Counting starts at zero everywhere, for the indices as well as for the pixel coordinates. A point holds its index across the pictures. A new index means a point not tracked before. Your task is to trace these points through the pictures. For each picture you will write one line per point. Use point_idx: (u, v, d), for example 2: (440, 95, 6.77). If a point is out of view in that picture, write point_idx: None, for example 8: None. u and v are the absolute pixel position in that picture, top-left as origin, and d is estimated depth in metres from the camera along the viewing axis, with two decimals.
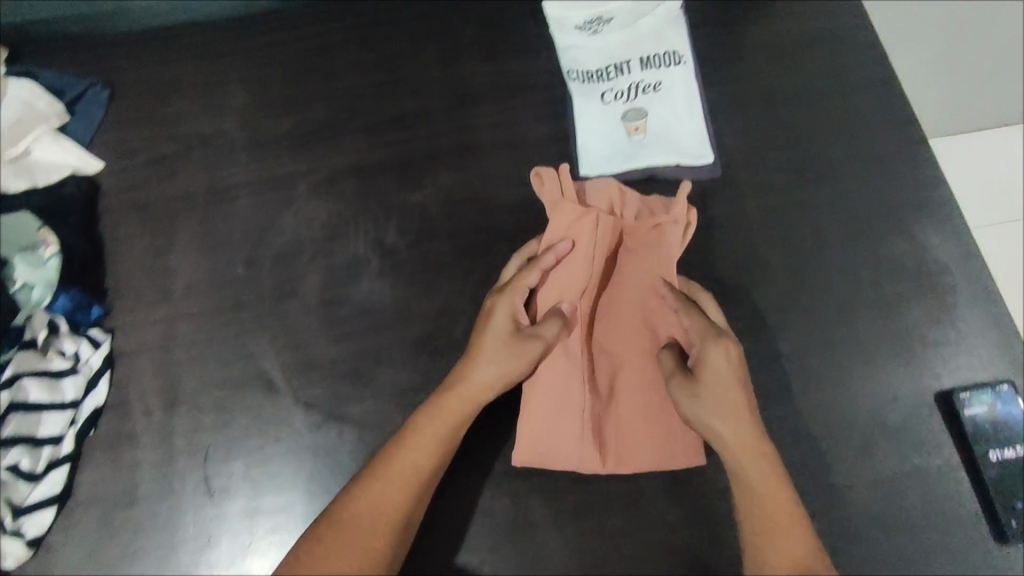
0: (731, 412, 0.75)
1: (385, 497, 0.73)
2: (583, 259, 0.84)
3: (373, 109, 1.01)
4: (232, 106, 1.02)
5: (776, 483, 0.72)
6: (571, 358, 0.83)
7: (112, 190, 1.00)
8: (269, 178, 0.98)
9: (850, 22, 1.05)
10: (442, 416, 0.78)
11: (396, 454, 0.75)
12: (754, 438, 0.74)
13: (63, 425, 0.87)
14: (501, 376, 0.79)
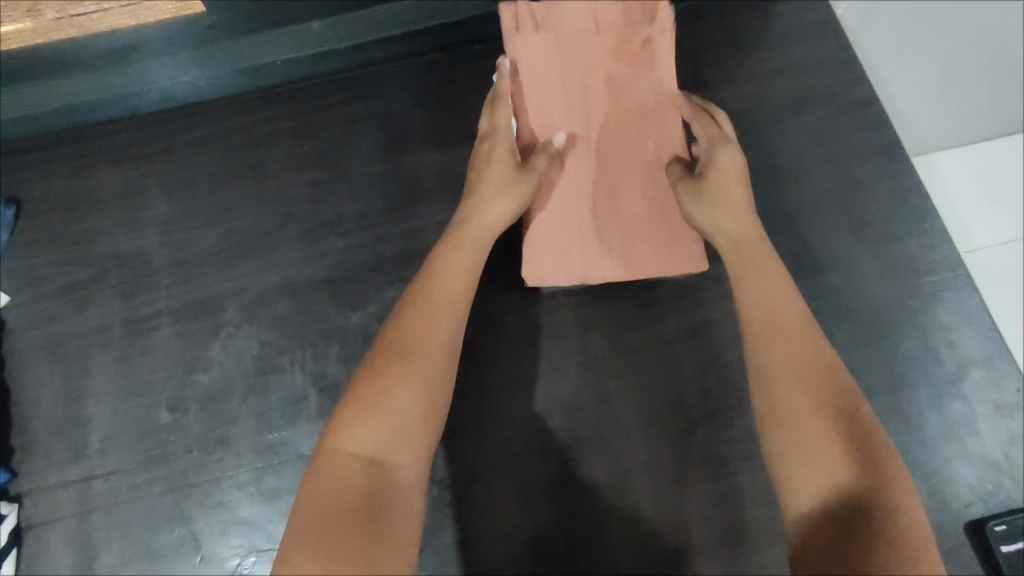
0: (771, 299, 0.49)
1: (410, 386, 0.45)
2: (567, 83, 0.58)
3: (322, 177, 0.73)
4: (149, 210, 0.73)
5: (830, 392, 0.44)
6: (571, 196, 0.60)
7: (19, 327, 0.69)
8: (197, 302, 0.69)
9: (808, 23, 0.76)
10: (454, 276, 0.52)
11: (397, 342, 0.47)
12: (803, 336, 0.47)
13: None
14: (513, 206, 0.55)
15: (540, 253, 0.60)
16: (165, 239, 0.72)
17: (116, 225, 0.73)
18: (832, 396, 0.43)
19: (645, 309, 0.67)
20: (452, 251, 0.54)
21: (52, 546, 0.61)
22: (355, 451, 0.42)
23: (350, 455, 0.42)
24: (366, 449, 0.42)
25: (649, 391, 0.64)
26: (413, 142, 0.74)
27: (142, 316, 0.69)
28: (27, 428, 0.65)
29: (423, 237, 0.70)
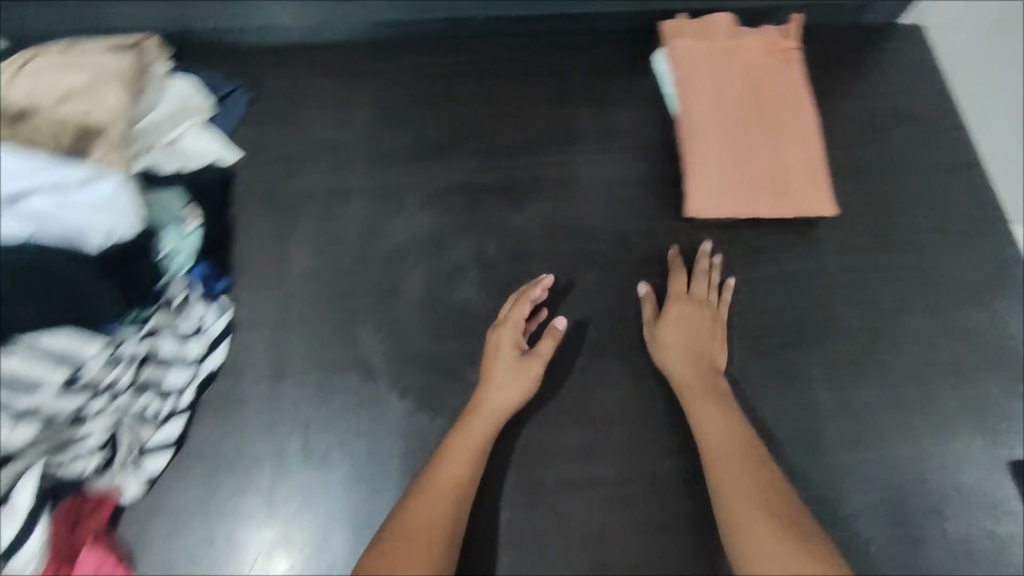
0: (733, 438, 0.66)
1: (422, 548, 0.59)
2: (718, 63, 0.86)
3: (500, 112, 0.89)
4: (355, 111, 0.89)
5: (771, 497, 0.60)
6: (714, 131, 0.83)
7: (243, 179, 0.85)
8: (389, 184, 0.84)
9: (919, 56, 0.91)
10: (458, 459, 0.66)
11: (407, 518, 0.61)
12: (750, 450, 0.65)
13: (185, 378, 0.72)
14: (501, 409, 0.69)
15: (690, 165, 0.82)
16: (366, 135, 0.87)
17: (328, 117, 0.88)
18: (774, 503, 0.59)
19: (752, 250, 0.81)
20: (464, 431, 0.68)
21: (257, 345, 0.76)
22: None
23: None
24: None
25: (749, 316, 0.78)
26: (577, 99, 0.90)
27: (344, 188, 0.84)
28: (244, 255, 0.80)
29: (577, 170, 0.86)
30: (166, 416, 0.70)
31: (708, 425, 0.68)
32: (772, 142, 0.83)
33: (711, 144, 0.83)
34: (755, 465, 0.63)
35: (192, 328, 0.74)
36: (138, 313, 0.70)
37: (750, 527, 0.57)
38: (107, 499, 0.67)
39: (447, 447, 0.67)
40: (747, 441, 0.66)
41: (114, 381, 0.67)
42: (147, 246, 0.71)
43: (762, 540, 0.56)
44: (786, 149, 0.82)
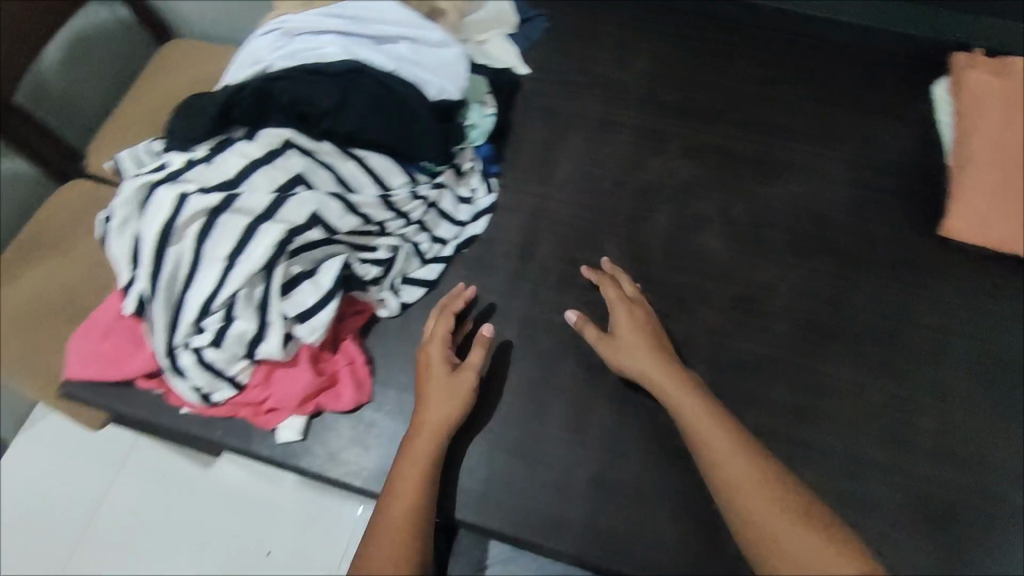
0: (710, 440, 0.61)
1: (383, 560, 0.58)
2: (1013, 101, 0.84)
3: (770, 94, 0.94)
4: (636, 59, 0.96)
5: (792, 515, 0.55)
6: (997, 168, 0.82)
7: (527, 90, 0.94)
8: (655, 129, 0.91)
9: None
10: (407, 483, 0.64)
11: (372, 542, 0.60)
12: (727, 441, 0.60)
13: (451, 234, 0.80)
14: (440, 422, 0.67)
15: (959, 199, 0.82)
16: (641, 82, 0.95)
17: (609, 59, 0.96)
18: (779, 491, 0.57)
19: (994, 286, 0.82)
20: (410, 452, 0.65)
21: (512, 227, 0.83)
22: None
23: None
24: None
25: (980, 342, 0.78)
26: (845, 100, 0.93)
27: (613, 121, 0.92)
28: (516, 150, 0.89)
29: (831, 166, 0.89)
30: (429, 259, 0.79)
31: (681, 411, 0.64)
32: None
33: (985, 172, 0.82)
34: (738, 452, 0.59)
35: (466, 195, 0.82)
36: (434, 167, 0.78)
37: (773, 535, 0.54)
38: (365, 309, 0.76)
39: (405, 452, 0.66)
40: (725, 431, 0.61)
41: (410, 213, 0.75)
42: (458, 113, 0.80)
43: (789, 533, 0.54)
44: None
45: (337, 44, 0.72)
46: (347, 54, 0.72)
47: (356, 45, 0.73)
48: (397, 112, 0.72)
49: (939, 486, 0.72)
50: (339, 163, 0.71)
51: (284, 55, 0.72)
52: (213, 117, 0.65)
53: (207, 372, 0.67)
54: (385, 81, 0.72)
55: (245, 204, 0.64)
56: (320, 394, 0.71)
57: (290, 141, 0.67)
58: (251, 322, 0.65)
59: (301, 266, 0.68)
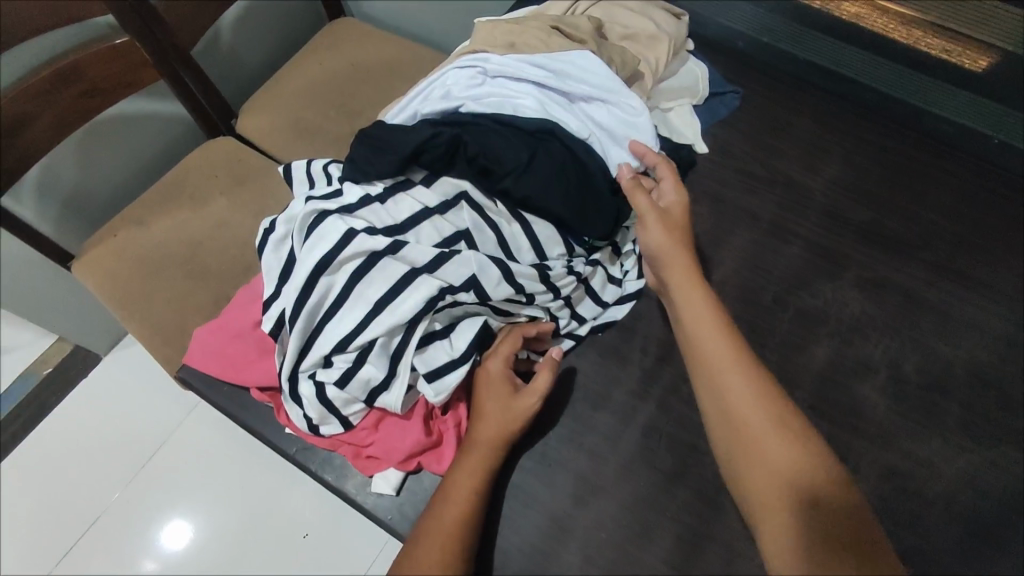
0: (758, 410, 0.59)
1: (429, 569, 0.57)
2: None
3: (973, 238, 0.83)
4: (826, 164, 0.89)
5: (775, 439, 0.57)
6: None
7: (700, 173, 0.88)
8: (830, 246, 0.83)
9: None
10: (456, 496, 0.61)
11: (412, 552, 0.59)
12: (769, 425, 0.58)
13: (591, 314, 0.75)
14: (497, 441, 0.64)
15: None
16: (828, 192, 0.86)
17: (798, 158, 0.89)
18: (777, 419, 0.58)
19: None
20: (461, 467, 0.63)
21: (654, 317, 0.77)
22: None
23: None
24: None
25: None
26: None
27: (787, 228, 0.84)
28: None
29: None
30: (562, 334, 0.74)
31: (730, 384, 0.61)
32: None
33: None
34: (784, 435, 0.57)
35: (617, 276, 0.76)
36: (591, 241, 0.74)
37: (752, 445, 0.58)
38: None
39: (457, 459, 0.64)
40: (771, 410, 0.59)
41: (560, 287, 0.70)
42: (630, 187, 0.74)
43: (772, 454, 0.57)
44: None
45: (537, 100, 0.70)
46: (544, 112, 0.69)
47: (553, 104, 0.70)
48: (579, 180, 0.68)
49: None
50: (503, 225, 0.68)
51: (480, 97, 0.70)
52: (402, 155, 0.63)
53: (322, 406, 0.64)
54: (575, 147, 0.69)
55: (409, 253, 0.62)
56: (422, 453, 0.67)
57: (464, 195, 0.66)
58: (379, 370, 0.62)
59: (440, 323, 0.66)
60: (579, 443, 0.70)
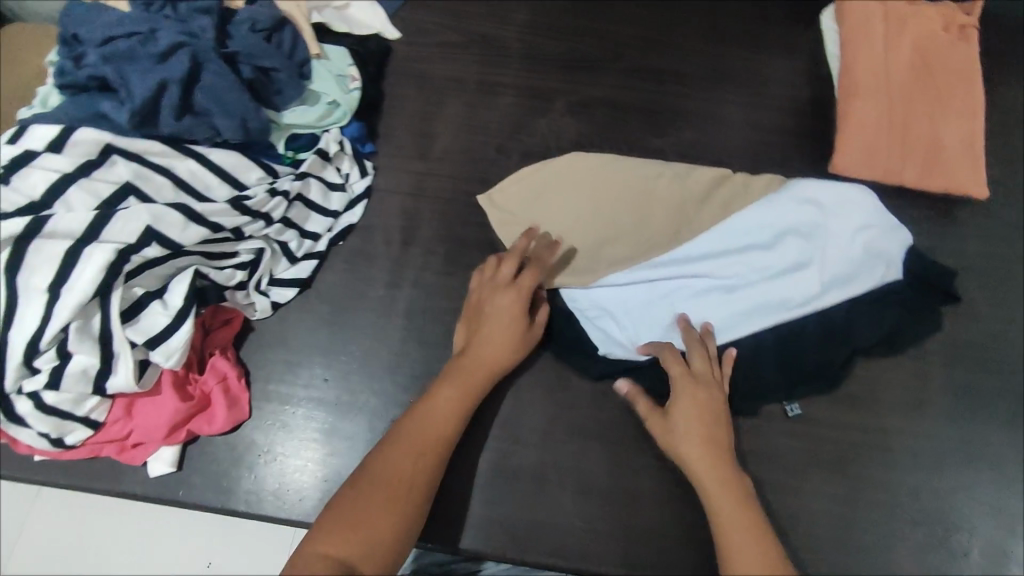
0: (700, 459, 0.61)
1: (388, 507, 0.56)
2: (880, 41, 0.83)
3: (656, 37, 0.89)
4: (515, 10, 0.89)
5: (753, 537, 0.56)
6: (872, 106, 0.81)
7: (399, 56, 0.86)
8: (537, 86, 0.86)
9: None
10: (444, 418, 0.62)
11: (373, 467, 0.58)
12: (740, 492, 0.59)
13: (323, 227, 0.74)
14: (499, 353, 0.66)
15: (848, 141, 0.80)
16: (523, 38, 0.88)
17: (486, 14, 0.89)
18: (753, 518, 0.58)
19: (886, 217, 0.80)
20: (451, 389, 0.63)
21: (390, 209, 0.78)
22: (332, 552, 0.53)
23: (330, 559, 0.52)
24: (343, 552, 0.53)
25: None
26: (733, 39, 0.89)
27: (493, 82, 0.85)
28: (391, 126, 0.82)
29: (722, 110, 0.86)
30: (302, 256, 0.73)
31: (686, 448, 0.62)
32: (929, 116, 0.81)
33: (868, 102, 0.81)
34: (737, 497, 0.59)
35: (337, 181, 0.75)
36: (295, 154, 0.73)
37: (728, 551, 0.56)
38: (234, 316, 0.71)
39: (444, 381, 0.64)
40: (739, 504, 0.59)
41: (269, 213, 0.69)
42: (299, 85, 0.72)
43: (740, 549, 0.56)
44: (946, 129, 0.80)
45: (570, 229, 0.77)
46: (745, 283, 0.73)
47: (767, 282, 0.73)
48: (222, 80, 0.64)
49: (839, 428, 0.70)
50: (174, 165, 0.64)
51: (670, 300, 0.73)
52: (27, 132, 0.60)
53: (52, 416, 0.61)
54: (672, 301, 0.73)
55: (58, 226, 0.58)
56: (191, 419, 0.66)
57: (110, 149, 0.61)
58: (93, 356, 0.59)
59: (143, 288, 0.62)
60: (351, 350, 0.72)
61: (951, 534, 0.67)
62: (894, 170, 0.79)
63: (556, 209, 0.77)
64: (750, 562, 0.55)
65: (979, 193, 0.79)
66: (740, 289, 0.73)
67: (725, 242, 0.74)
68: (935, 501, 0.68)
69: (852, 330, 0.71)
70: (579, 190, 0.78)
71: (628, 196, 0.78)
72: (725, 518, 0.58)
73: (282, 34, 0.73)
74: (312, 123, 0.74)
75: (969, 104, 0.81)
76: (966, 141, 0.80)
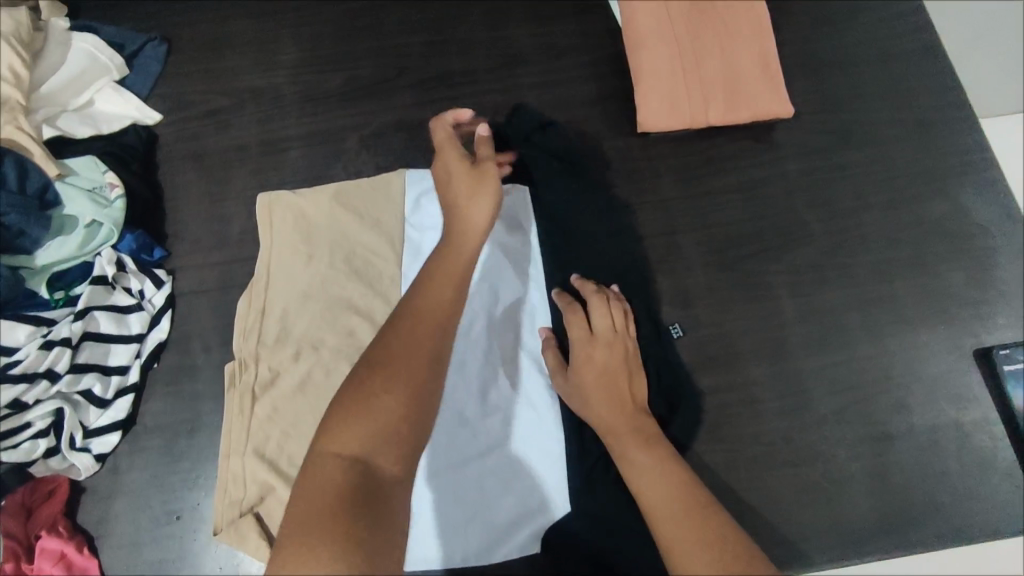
0: (650, 478, 0.58)
1: (328, 498, 0.45)
2: None
3: (434, 38, 0.84)
4: (283, 55, 0.83)
5: (685, 526, 0.54)
6: (661, 52, 0.78)
7: (168, 140, 0.79)
8: (325, 129, 0.80)
9: None
10: (438, 296, 0.56)
11: (308, 466, 0.47)
12: (684, 506, 0.55)
13: (129, 356, 0.68)
14: (403, 331, 0.53)
15: (645, 97, 0.77)
16: (296, 79, 0.82)
17: (251, 65, 0.82)
18: (701, 525, 0.53)
19: (708, 161, 0.78)
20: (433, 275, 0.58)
21: (199, 312, 0.72)
22: (340, 451, 0.47)
23: None
24: (355, 449, 0.47)
25: (711, 228, 0.75)
26: (515, 17, 0.85)
27: (278, 138, 0.79)
28: (180, 221, 0.75)
29: (522, 96, 0.81)
30: (114, 395, 0.66)
31: (652, 492, 0.57)
32: (720, 46, 0.79)
33: (657, 48, 0.78)
34: (693, 515, 0.54)
35: (129, 303, 0.69)
36: (66, 292, 0.66)
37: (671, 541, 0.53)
38: (57, 484, 0.64)
39: (416, 295, 0.56)
40: (689, 509, 0.55)
41: (51, 368, 0.62)
42: (38, 217, 0.64)
43: (678, 538, 0.53)
44: (737, 56, 0.78)
45: (316, 343, 0.69)
46: (526, 435, 0.68)
47: (524, 440, 0.68)
48: None
49: (711, 392, 0.69)
50: None
51: None
52: None
53: None
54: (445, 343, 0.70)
55: None
56: None
57: None
58: None
59: None
60: (199, 474, 0.67)
61: (835, 462, 0.67)
62: (697, 114, 0.77)
63: (284, 348, 0.69)
64: (682, 542, 0.53)
65: (786, 110, 0.77)
66: (524, 491, 0.66)
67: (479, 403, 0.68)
68: (817, 433, 0.68)
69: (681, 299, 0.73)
70: (299, 288, 0.71)
71: (342, 304, 0.70)
72: (669, 526, 0.54)
73: (3, 169, 0.65)
74: (77, 251, 0.67)
75: (754, 21, 0.79)
76: (761, 61, 0.78)
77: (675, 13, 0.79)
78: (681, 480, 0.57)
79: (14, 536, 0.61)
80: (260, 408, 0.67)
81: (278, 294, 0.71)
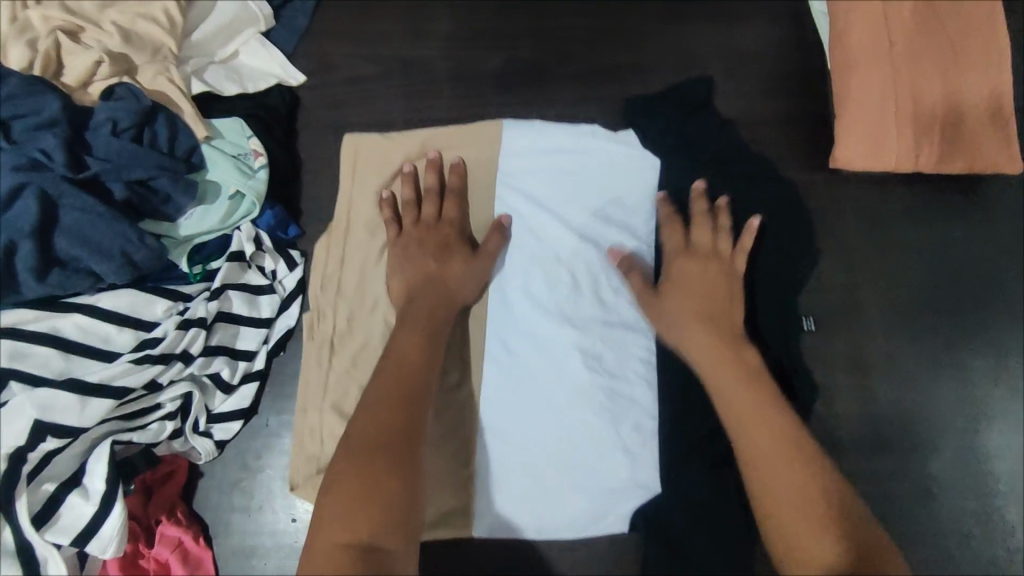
0: (715, 339, 0.58)
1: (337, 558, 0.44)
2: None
3: (605, 25, 0.74)
4: (437, 22, 0.74)
5: (757, 412, 0.53)
6: (875, 83, 0.67)
7: (310, 105, 0.72)
8: (478, 116, 0.72)
9: None
10: (403, 359, 0.56)
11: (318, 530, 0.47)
12: (747, 389, 0.55)
13: (257, 342, 0.63)
14: (382, 399, 0.53)
15: (846, 134, 0.68)
16: (450, 53, 0.74)
17: (403, 31, 0.74)
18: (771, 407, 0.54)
19: (904, 209, 0.69)
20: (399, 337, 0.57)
21: None
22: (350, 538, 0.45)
23: None
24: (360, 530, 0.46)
25: (898, 288, 0.67)
26: (700, 11, 0.74)
27: (427, 119, 0.72)
28: (317, 197, 0.69)
29: None
30: (239, 381, 0.61)
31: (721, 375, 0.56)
32: (947, 82, 0.67)
33: (870, 76, 0.68)
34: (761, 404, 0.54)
35: (262, 284, 0.63)
36: (204, 267, 0.62)
37: (746, 424, 0.53)
38: (176, 467, 0.61)
39: (380, 362, 0.56)
40: (751, 389, 0.55)
41: (186, 350, 0.58)
42: (187, 183, 0.59)
43: (753, 424, 0.53)
44: (965, 97, 0.67)
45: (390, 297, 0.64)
46: (624, 411, 0.62)
47: (618, 417, 0.62)
48: (82, 215, 0.54)
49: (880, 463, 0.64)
50: (60, 326, 0.55)
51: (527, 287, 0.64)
52: None
53: None
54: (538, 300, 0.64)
55: None
56: None
57: None
58: (16, 573, 0.51)
59: (56, 480, 0.54)
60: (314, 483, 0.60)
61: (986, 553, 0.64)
62: (904, 159, 0.67)
63: (367, 303, 0.64)
64: (757, 433, 0.52)
65: (1011, 167, 0.67)
66: (620, 467, 0.61)
67: (572, 367, 0.63)
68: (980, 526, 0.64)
69: (854, 365, 0.66)
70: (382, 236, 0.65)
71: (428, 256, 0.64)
72: (744, 409, 0.54)
73: (154, 125, 0.60)
74: (218, 222, 0.62)
75: (993, 57, 0.67)
76: (992, 106, 0.67)
77: (900, 35, 0.68)
78: (746, 362, 0.57)
79: (135, 518, 0.59)
80: (338, 362, 0.63)
81: (361, 241, 0.66)
